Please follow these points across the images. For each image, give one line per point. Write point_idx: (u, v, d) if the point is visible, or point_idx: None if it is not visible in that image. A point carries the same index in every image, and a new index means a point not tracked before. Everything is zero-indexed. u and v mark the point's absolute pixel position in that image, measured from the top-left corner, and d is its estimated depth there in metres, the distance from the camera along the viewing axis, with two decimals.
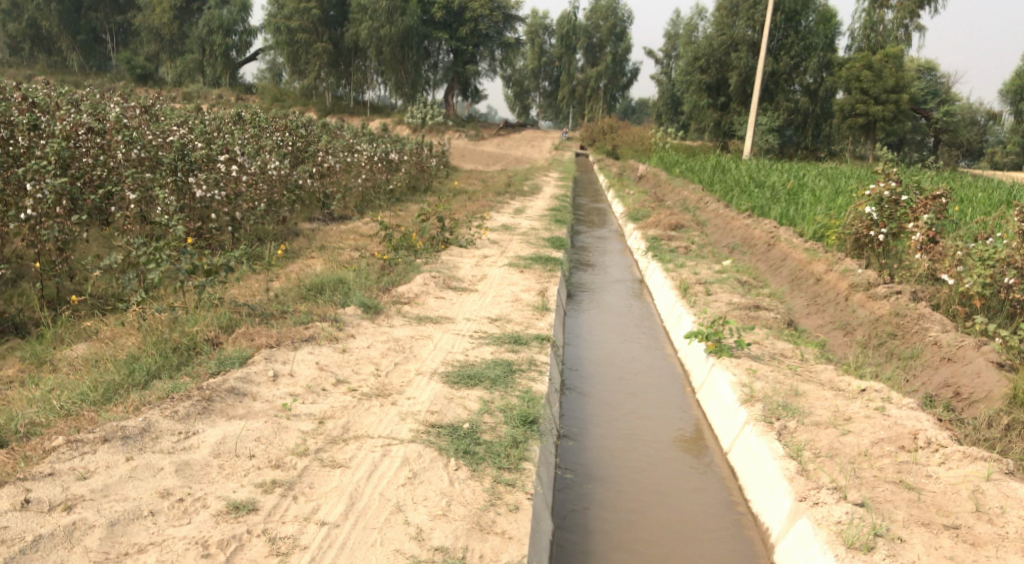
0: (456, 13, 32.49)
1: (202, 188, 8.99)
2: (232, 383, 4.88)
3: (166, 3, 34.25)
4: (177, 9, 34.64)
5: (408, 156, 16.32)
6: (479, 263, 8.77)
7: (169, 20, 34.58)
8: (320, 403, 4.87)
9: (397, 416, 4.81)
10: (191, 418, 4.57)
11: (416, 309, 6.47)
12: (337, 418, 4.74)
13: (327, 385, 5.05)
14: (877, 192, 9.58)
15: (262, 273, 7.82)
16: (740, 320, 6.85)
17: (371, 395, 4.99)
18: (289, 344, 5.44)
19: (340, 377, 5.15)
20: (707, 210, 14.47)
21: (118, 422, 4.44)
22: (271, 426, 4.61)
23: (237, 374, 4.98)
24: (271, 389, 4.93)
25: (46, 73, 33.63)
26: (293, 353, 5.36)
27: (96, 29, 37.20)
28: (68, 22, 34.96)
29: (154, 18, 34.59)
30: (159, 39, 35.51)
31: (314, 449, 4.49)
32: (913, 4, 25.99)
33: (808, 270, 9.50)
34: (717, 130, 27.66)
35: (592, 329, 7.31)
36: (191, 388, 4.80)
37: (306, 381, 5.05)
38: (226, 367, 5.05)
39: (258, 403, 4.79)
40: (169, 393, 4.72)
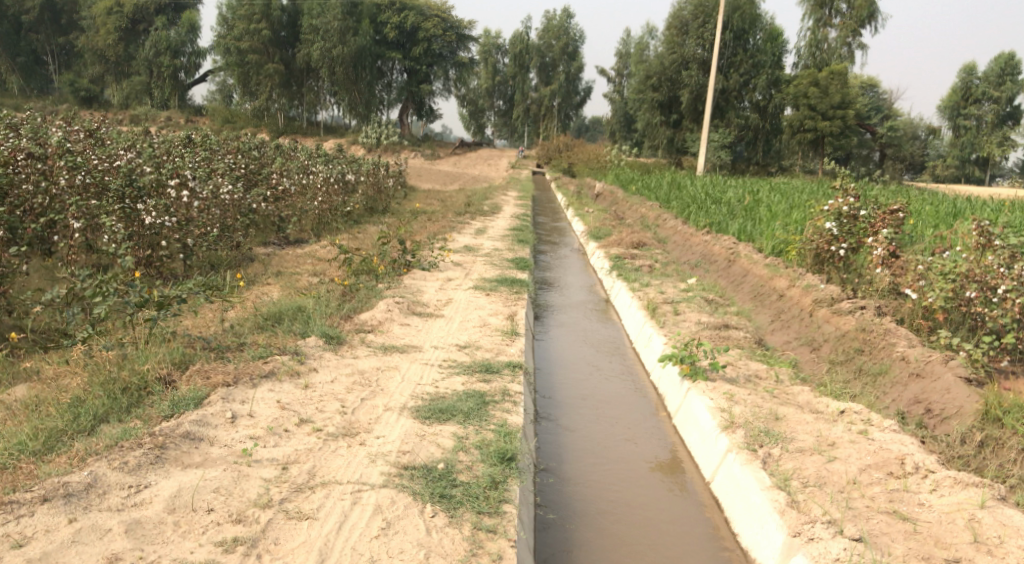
0: (408, 33, 32.35)
1: (151, 215, 8.65)
2: (187, 428, 4.59)
3: (111, 24, 33.59)
4: (122, 31, 33.98)
5: (364, 176, 16.05)
6: (442, 286, 8.55)
7: (114, 42, 33.88)
8: (283, 447, 4.60)
9: (367, 458, 4.56)
10: (142, 470, 4.27)
11: (380, 337, 6.22)
12: (302, 463, 4.48)
13: (289, 426, 4.78)
14: (835, 207, 9.64)
15: (216, 303, 7.52)
16: (711, 340, 6.73)
17: (337, 435, 4.74)
18: (248, 382, 5.15)
19: (303, 416, 4.88)
20: (666, 227, 14.43)
21: (60, 478, 4.13)
22: (230, 475, 4.33)
23: (192, 417, 4.68)
24: (229, 432, 4.64)
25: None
26: (252, 391, 5.08)
27: (38, 52, 36.31)
28: (8, 45, 34.15)
29: (99, 39, 33.88)
30: (105, 61, 34.86)
31: (279, 499, 4.21)
32: (856, 22, 26.50)
33: (771, 285, 9.44)
34: (670, 147, 27.83)
35: (561, 353, 7.13)
36: (142, 434, 4.50)
37: (268, 422, 4.78)
38: (180, 409, 4.74)
39: (215, 449, 4.51)
40: (117, 441, 4.41)
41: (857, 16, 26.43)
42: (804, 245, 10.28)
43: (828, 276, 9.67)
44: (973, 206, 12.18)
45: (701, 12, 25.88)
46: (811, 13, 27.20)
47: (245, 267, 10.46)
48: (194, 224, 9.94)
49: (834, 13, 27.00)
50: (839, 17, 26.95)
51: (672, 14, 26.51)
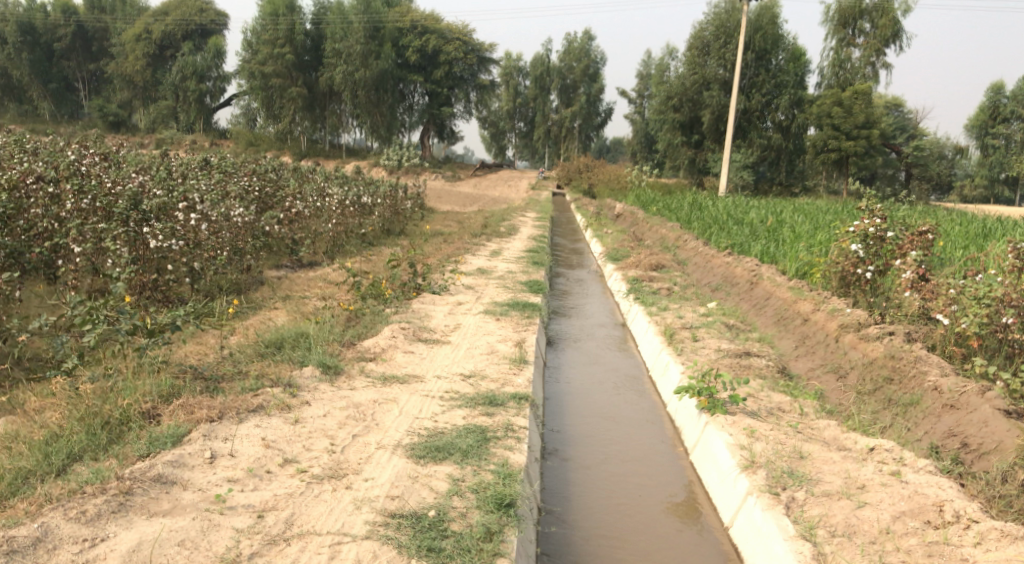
0: (429, 56, 32.36)
1: (155, 239, 8.49)
2: (160, 470, 4.33)
3: (138, 50, 33.99)
4: (150, 56, 34.34)
5: (381, 198, 15.86)
6: (453, 311, 8.28)
7: (142, 67, 34.23)
8: (262, 491, 4.32)
9: (352, 504, 4.27)
10: (101, 520, 3.99)
11: (381, 366, 5.94)
12: (281, 510, 4.19)
13: (272, 467, 4.51)
14: (861, 228, 9.20)
15: (218, 330, 7.30)
16: (729, 370, 6.39)
17: (323, 478, 4.45)
18: (233, 417, 4.88)
19: (288, 456, 4.60)
20: (687, 248, 14.10)
21: (8, 531, 3.86)
22: (199, 524, 4.04)
23: (167, 458, 4.42)
24: (205, 475, 4.37)
25: (17, 121, 33.22)
26: (236, 428, 4.81)
27: (69, 78, 36.82)
28: (39, 71, 34.71)
29: (127, 65, 34.28)
30: (132, 86, 35.27)
31: (249, 554, 3.91)
32: (879, 42, 26.15)
33: (794, 309, 9.08)
34: (692, 168, 27.53)
35: (574, 381, 6.84)
36: (112, 477, 4.24)
37: (249, 462, 4.51)
38: (157, 448, 4.49)
39: (188, 493, 4.23)
40: (84, 485, 4.16)
41: (882, 35, 26.07)
42: (829, 267, 9.92)
43: (854, 299, 9.30)
44: (1004, 226, 11.76)
45: (723, 32, 25.63)
46: (834, 32, 26.87)
47: (254, 291, 10.28)
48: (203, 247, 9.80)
49: (857, 32, 26.66)
50: (863, 37, 26.61)
51: (694, 35, 26.29)
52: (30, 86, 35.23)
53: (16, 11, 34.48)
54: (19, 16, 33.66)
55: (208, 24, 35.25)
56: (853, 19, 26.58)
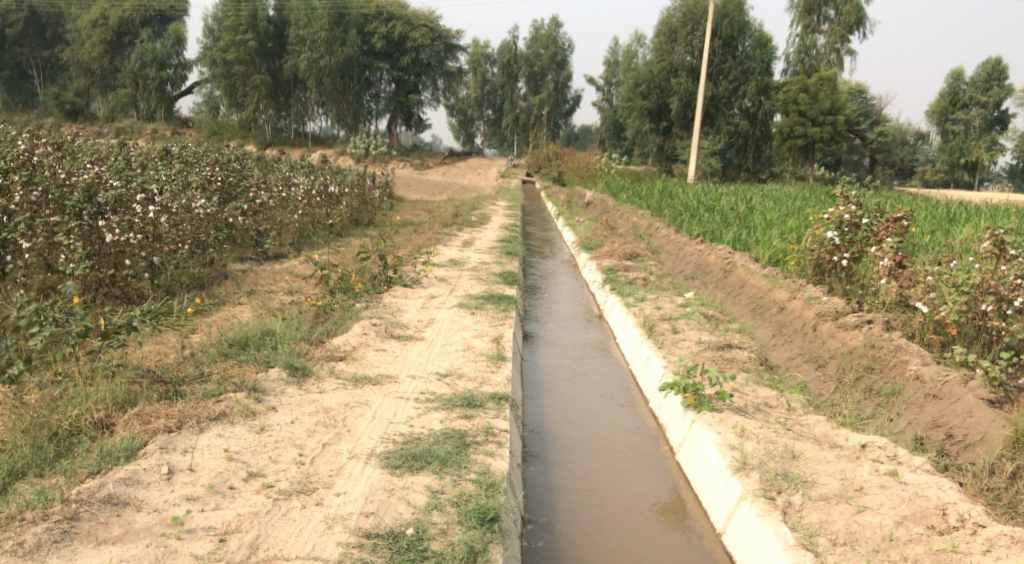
0: (395, 42, 31.88)
1: (110, 233, 8.13)
2: (111, 490, 4.03)
3: (95, 37, 33.06)
4: (107, 43, 33.39)
5: (348, 188, 15.49)
6: (426, 305, 8.01)
7: (99, 54, 33.30)
8: (224, 511, 4.03)
9: (323, 523, 4.00)
10: (41, 552, 3.69)
11: (352, 366, 5.66)
12: (245, 532, 3.91)
13: (235, 482, 4.23)
14: (837, 216, 9.07)
15: (178, 329, 6.98)
16: (713, 365, 6.20)
17: (291, 493, 4.18)
18: (194, 427, 4.60)
19: (253, 469, 4.32)
20: (659, 236, 13.93)
21: None
22: (154, 552, 3.75)
23: (120, 474, 4.14)
24: (162, 494, 4.09)
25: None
26: (197, 439, 4.52)
27: (23, 65, 35.77)
28: None
29: (84, 52, 33.34)
30: (90, 74, 34.37)
31: None
32: (844, 29, 26.17)
33: (771, 298, 8.92)
34: (660, 155, 27.40)
35: (552, 376, 6.61)
36: (57, 498, 3.95)
37: (211, 478, 4.23)
38: (109, 463, 4.21)
39: (141, 516, 3.94)
40: (25, 508, 3.87)
41: (846, 22, 26.09)
42: (804, 254, 9.77)
43: (829, 286, 9.16)
44: (973, 211, 11.72)
45: (690, 19, 25.49)
46: (800, 19, 26.86)
47: (218, 285, 9.96)
48: (163, 241, 9.47)
49: (823, 19, 26.68)
50: (828, 23, 26.63)
51: (661, 21, 26.10)
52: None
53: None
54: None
55: (167, 10, 34.40)
56: (818, 6, 26.57)
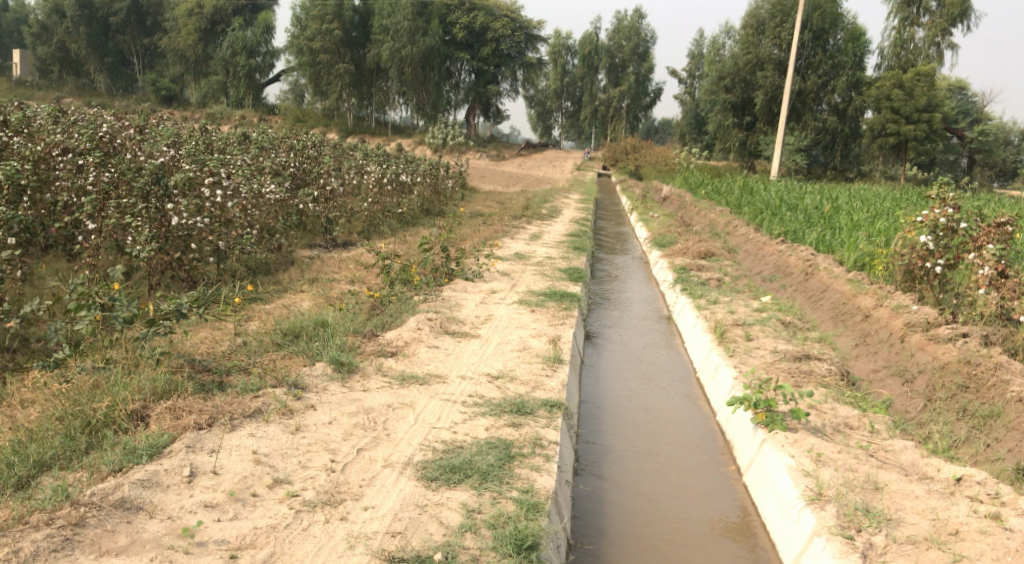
0: (477, 33, 31.76)
1: (176, 217, 8.02)
2: (126, 492, 3.89)
3: (190, 25, 33.85)
4: (201, 32, 34.15)
5: (421, 177, 15.34)
6: (486, 300, 7.73)
7: (194, 42, 34.11)
8: (242, 521, 3.84)
9: (344, 542, 3.76)
10: (41, 559, 3.54)
11: (402, 363, 5.43)
12: (260, 549, 3.71)
13: (259, 488, 4.04)
14: (932, 218, 8.48)
15: (234, 319, 6.87)
16: (786, 379, 5.76)
17: (317, 505, 3.97)
18: (225, 425, 4.44)
19: (279, 476, 4.13)
20: (736, 234, 13.37)
21: None
22: None
23: (138, 475, 3.99)
24: (179, 498, 3.93)
25: (74, 93, 33.46)
26: (226, 437, 4.35)
27: (123, 52, 36.96)
28: (95, 45, 34.93)
29: (179, 40, 34.21)
30: (184, 60, 35.24)
31: None
32: (945, 22, 24.84)
33: (854, 304, 8.32)
34: (742, 151, 26.54)
35: (612, 382, 6.27)
36: (74, 496, 3.84)
37: (233, 483, 4.05)
38: (131, 461, 4.08)
39: (153, 523, 3.78)
40: (39, 506, 3.77)
41: (948, 15, 24.75)
42: (892, 259, 9.12)
43: (919, 293, 8.51)
44: None
45: (779, 10, 24.56)
46: (897, 11, 25.61)
47: (282, 271, 9.89)
48: (230, 225, 9.44)
49: (922, 11, 25.39)
50: (928, 16, 25.34)
51: (748, 12, 25.24)
52: (86, 59, 35.51)
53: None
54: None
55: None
56: None
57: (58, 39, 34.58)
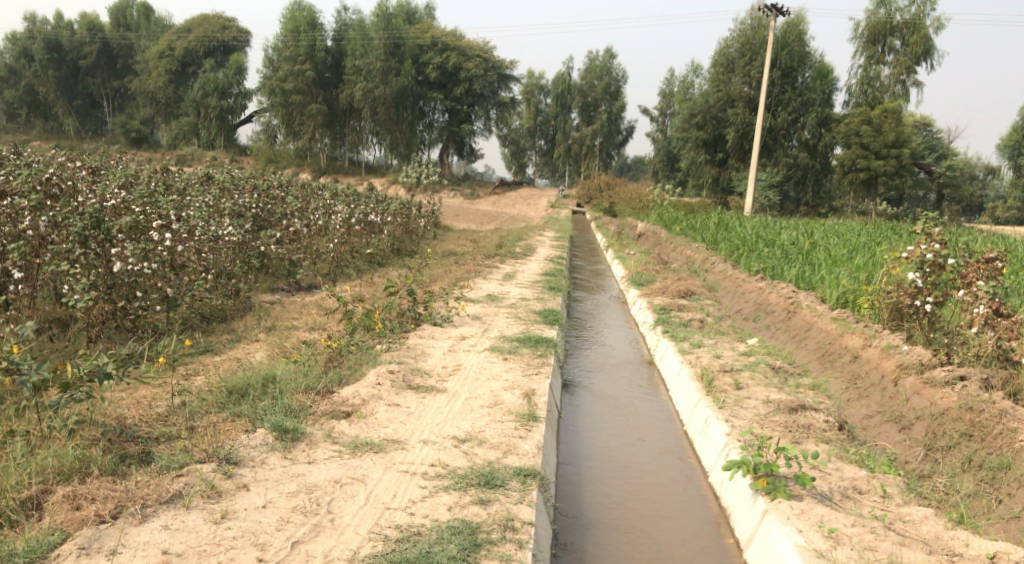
0: (450, 73, 31.49)
1: (115, 264, 7.44)
2: None
3: (161, 67, 33.34)
4: (171, 73, 33.62)
5: (392, 217, 14.80)
6: (454, 347, 7.17)
7: (164, 84, 33.58)
8: None
9: None
10: None
11: (355, 427, 4.89)
12: None
13: None
14: (919, 254, 8.01)
15: (174, 378, 6.30)
16: (781, 437, 5.24)
17: None
18: (135, 515, 3.98)
19: None
20: (714, 271, 12.94)
21: None
22: None
23: None
24: None
25: (41, 137, 32.70)
26: (133, 532, 3.90)
27: (93, 95, 36.36)
28: (64, 87, 34.31)
29: (150, 82, 33.65)
30: (155, 103, 34.68)
31: None
32: (909, 60, 24.95)
33: (840, 344, 7.80)
34: (715, 187, 26.31)
35: (594, 439, 5.72)
36: None
37: None
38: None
39: None
40: None
41: (912, 53, 24.88)
42: (878, 296, 8.65)
43: (907, 332, 8.01)
44: None
45: (748, 49, 24.55)
46: (863, 49, 25.65)
47: (240, 319, 9.28)
48: (182, 271, 8.88)
49: (887, 49, 25.46)
50: (893, 54, 25.42)
51: (718, 51, 25.24)
52: (54, 102, 34.78)
53: (42, 28, 34.19)
54: (45, 33, 33.39)
55: (231, 41, 34.56)
56: (883, 37, 25.38)
57: (25, 82, 33.86)
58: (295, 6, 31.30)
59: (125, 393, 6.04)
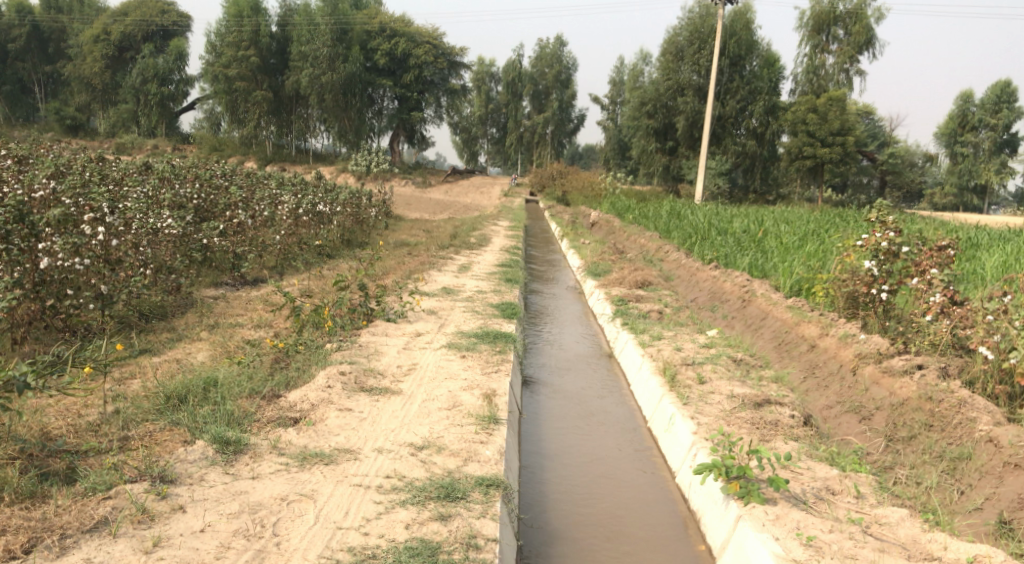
0: (399, 60, 30.94)
1: (40, 262, 7.01)
2: None
3: (98, 52, 32.15)
4: (109, 59, 32.44)
5: (341, 207, 14.37)
6: (409, 344, 6.89)
7: (101, 70, 32.38)
8: None
9: None
10: None
11: (304, 437, 4.62)
12: None
13: None
14: (873, 242, 7.89)
15: (104, 385, 5.92)
16: (749, 435, 5.09)
17: None
18: (54, 547, 3.68)
19: None
20: (668, 260, 12.81)
21: None
22: None
23: None
24: None
25: None
26: None
27: (26, 80, 34.94)
28: None
29: (86, 67, 32.43)
30: (92, 89, 33.47)
31: None
32: (853, 50, 25.18)
33: (797, 333, 7.65)
34: (666, 175, 26.28)
35: (557, 441, 5.49)
36: None
37: None
38: None
39: None
40: None
41: (855, 42, 25.10)
42: (833, 285, 8.54)
43: (863, 320, 7.91)
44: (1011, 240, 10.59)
45: (697, 37, 24.53)
46: (808, 39, 25.80)
47: (181, 315, 8.85)
48: (119, 266, 8.44)
49: (831, 39, 25.65)
50: (837, 44, 25.63)
51: (667, 40, 25.15)
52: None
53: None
54: None
55: (171, 26, 33.47)
56: (827, 26, 25.56)
57: None
58: None
59: (54, 399, 5.65)
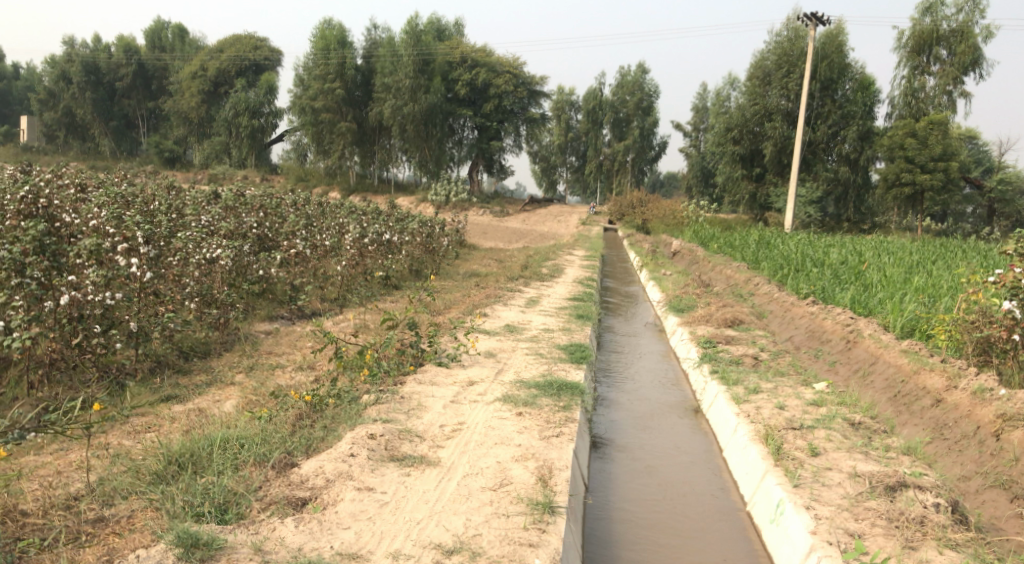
0: (480, 89, 30.40)
1: (63, 298, 6.20)
2: None
3: (194, 87, 32.60)
4: (204, 93, 32.86)
5: (411, 235, 13.50)
6: (460, 396, 5.89)
7: (197, 104, 32.82)
8: None
9: None
10: None
11: (310, 536, 3.86)
12: None
13: None
14: (1010, 279, 6.39)
15: (87, 447, 5.02)
16: (893, 550, 4.03)
17: None
18: None
19: None
20: (758, 294, 11.50)
21: None
22: None
23: None
24: None
25: (77, 158, 32.05)
26: None
27: (129, 116, 35.72)
28: (101, 109, 33.74)
29: (183, 102, 32.92)
30: (188, 122, 33.94)
31: None
32: (956, 70, 23.32)
33: (916, 383, 6.14)
34: (752, 204, 24.68)
35: (641, 553, 4.42)
36: None
37: None
38: None
39: None
40: None
41: (959, 63, 23.22)
42: (958, 325, 6.99)
43: (996, 369, 6.47)
44: None
45: (786, 61, 23.11)
46: (907, 60, 24.09)
47: (228, 353, 7.91)
48: (161, 301, 7.58)
49: (932, 60, 23.86)
50: (938, 65, 23.80)
51: (754, 64, 23.81)
52: (90, 123, 34.26)
53: (79, 50, 33.72)
54: (82, 56, 32.86)
55: (263, 61, 33.66)
56: (927, 46, 23.81)
57: (64, 105, 33.34)
58: (324, 24, 30.36)
59: (42, 461, 4.79)
